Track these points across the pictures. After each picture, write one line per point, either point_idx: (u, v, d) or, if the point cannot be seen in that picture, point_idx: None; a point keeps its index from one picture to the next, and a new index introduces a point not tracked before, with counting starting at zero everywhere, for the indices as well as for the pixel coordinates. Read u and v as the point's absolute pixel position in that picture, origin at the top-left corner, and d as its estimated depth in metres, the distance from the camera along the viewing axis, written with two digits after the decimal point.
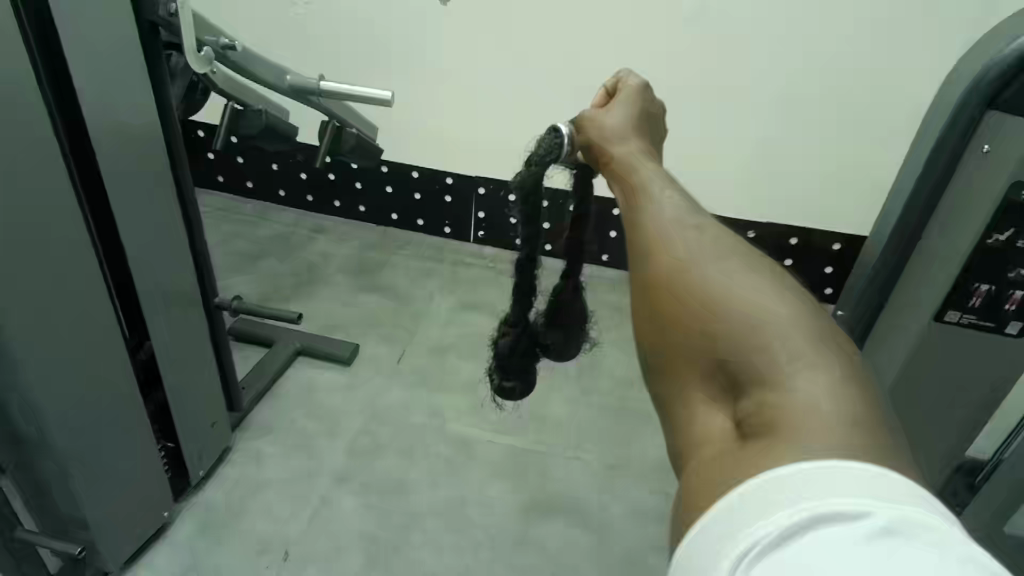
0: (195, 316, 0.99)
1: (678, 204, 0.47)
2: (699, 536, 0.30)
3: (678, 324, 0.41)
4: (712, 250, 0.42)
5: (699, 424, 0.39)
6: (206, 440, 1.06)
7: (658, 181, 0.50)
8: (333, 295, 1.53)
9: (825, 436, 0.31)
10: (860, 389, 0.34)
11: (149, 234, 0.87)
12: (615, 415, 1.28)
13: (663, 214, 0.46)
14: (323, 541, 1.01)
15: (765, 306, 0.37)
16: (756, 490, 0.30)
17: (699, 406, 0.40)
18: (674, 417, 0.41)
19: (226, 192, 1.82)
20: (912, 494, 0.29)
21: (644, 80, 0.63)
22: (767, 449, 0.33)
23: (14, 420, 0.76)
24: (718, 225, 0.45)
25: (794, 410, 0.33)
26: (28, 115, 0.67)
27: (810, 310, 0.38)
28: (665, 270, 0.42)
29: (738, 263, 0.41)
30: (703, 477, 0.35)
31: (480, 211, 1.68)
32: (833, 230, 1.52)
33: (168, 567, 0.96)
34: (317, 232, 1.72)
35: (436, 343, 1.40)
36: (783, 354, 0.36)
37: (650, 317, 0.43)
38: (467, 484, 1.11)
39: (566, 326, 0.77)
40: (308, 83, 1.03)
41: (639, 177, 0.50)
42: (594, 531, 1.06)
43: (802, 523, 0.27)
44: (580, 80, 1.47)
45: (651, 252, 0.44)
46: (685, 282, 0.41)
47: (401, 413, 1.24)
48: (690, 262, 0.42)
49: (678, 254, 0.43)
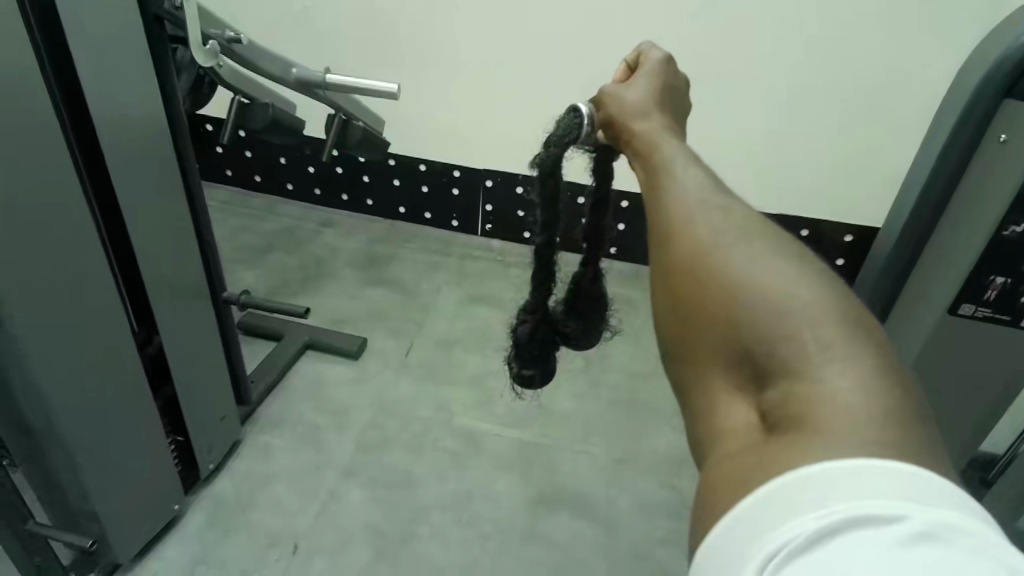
0: (201, 305, 0.98)
1: (701, 184, 0.46)
2: (721, 537, 0.30)
3: (700, 311, 0.40)
4: (737, 235, 0.41)
5: (722, 417, 0.38)
6: (215, 434, 1.06)
7: (681, 158, 0.48)
8: (340, 288, 1.53)
9: (854, 432, 0.31)
10: (891, 381, 0.33)
11: (154, 225, 0.87)
12: (624, 408, 1.27)
13: (686, 194, 0.45)
14: (330, 534, 1.02)
15: (793, 291, 0.36)
16: (781, 489, 0.30)
17: (722, 397, 0.39)
18: (695, 408, 0.41)
19: (235, 185, 1.82)
20: (946, 494, 0.28)
21: (666, 52, 0.60)
22: (792, 445, 0.32)
23: (23, 411, 0.76)
24: (743, 207, 0.43)
25: (822, 404, 0.33)
26: (32, 102, 0.67)
27: (841, 294, 0.37)
28: (688, 253, 0.42)
29: (764, 248, 0.40)
30: (724, 470, 0.34)
31: (488, 204, 1.67)
32: (845, 221, 1.50)
33: (177, 560, 0.97)
34: (325, 225, 1.72)
35: (444, 336, 1.40)
36: (812, 344, 0.35)
37: (670, 303, 0.42)
38: (475, 477, 1.11)
39: (585, 316, 0.74)
40: (314, 76, 1.02)
41: (661, 155, 0.49)
42: (602, 524, 1.05)
43: (833, 526, 0.27)
44: (584, 73, 1.46)
45: (673, 235, 0.43)
46: (709, 266, 0.40)
47: (409, 407, 1.24)
48: (714, 246, 0.41)
49: (701, 238, 0.42)
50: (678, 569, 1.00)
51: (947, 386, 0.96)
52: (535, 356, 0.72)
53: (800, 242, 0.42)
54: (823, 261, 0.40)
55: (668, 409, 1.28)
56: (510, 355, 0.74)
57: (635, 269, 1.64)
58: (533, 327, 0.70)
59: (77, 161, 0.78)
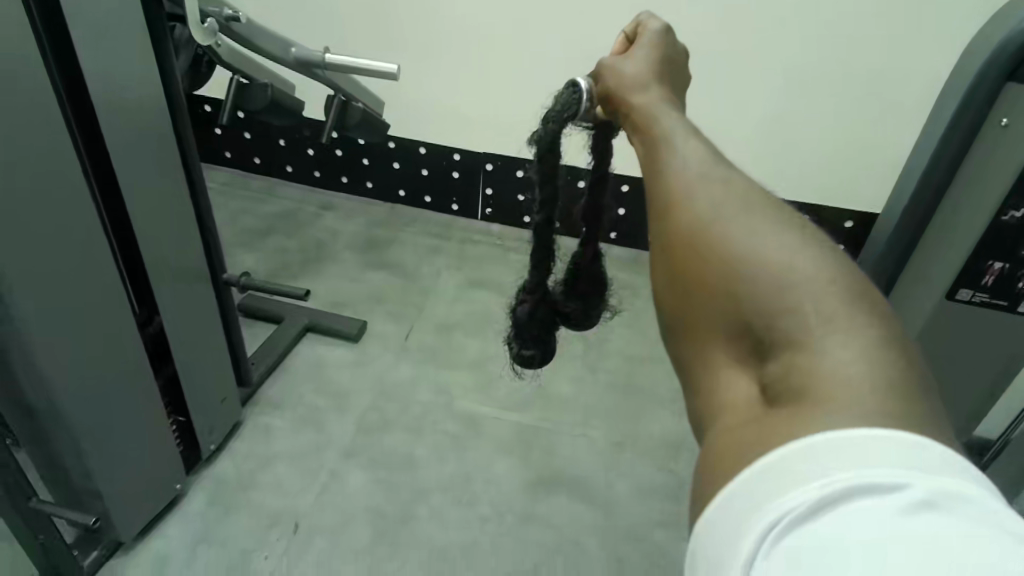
0: (201, 287, 0.98)
1: (702, 156, 0.45)
2: (721, 508, 0.31)
3: (701, 286, 0.40)
4: (737, 208, 0.41)
5: (723, 391, 0.39)
6: (216, 415, 1.07)
7: (681, 130, 0.48)
8: (340, 271, 1.53)
9: (858, 403, 0.31)
10: (893, 352, 0.34)
11: (154, 205, 0.87)
12: (622, 391, 1.28)
13: (685, 166, 0.45)
14: (331, 514, 1.03)
15: (795, 262, 0.37)
16: (780, 461, 0.30)
17: (722, 371, 0.39)
18: (696, 383, 0.41)
19: (234, 168, 1.81)
20: (949, 463, 0.29)
21: (665, 22, 0.60)
22: (794, 417, 0.33)
23: (25, 392, 0.77)
24: (743, 178, 0.43)
25: (825, 375, 0.33)
26: (32, 83, 0.67)
27: (841, 263, 0.37)
28: (687, 227, 0.42)
29: (765, 221, 0.40)
30: (725, 444, 0.35)
31: (488, 187, 1.67)
32: (846, 207, 1.50)
33: (180, 538, 0.98)
34: (325, 209, 1.72)
35: (443, 320, 1.41)
36: (813, 316, 0.35)
37: (671, 280, 0.42)
38: (474, 459, 1.13)
39: (586, 297, 0.75)
40: (313, 56, 1.01)
41: (661, 127, 0.49)
42: (599, 506, 1.07)
43: (836, 495, 0.27)
44: (585, 56, 1.44)
45: (672, 209, 0.43)
46: (709, 240, 0.40)
47: (408, 389, 1.25)
48: (714, 220, 0.41)
49: (700, 211, 0.42)
50: (675, 551, 1.01)
51: (943, 371, 0.97)
52: (535, 337, 0.72)
53: (800, 213, 0.42)
54: (825, 233, 0.40)
55: (666, 393, 1.29)
56: (509, 335, 0.75)
57: (635, 254, 1.64)
58: (532, 306, 0.71)
59: (76, 139, 0.78)
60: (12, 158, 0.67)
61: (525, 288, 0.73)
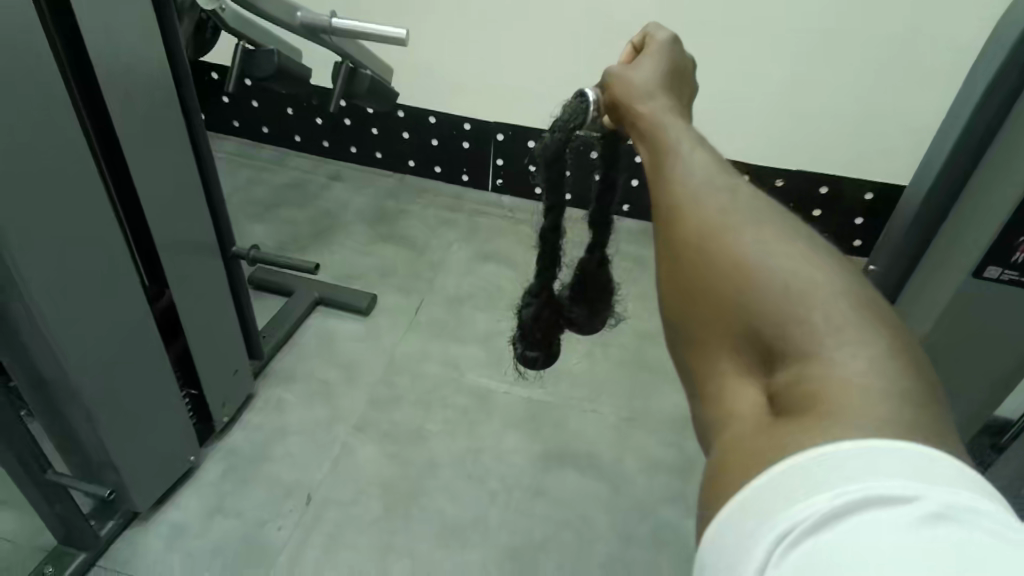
0: (210, 260, 0.97)
1: (709, 169, 0.44)
2: (731, 515, 0.30)
3: (713, 293, 0.38)
4: (747, 216, 0.39)
5: (730, 399, 0.37)
6: (228, 387, 1.07)
7: (687, 140, 0.46)
8: (350, 243, 1.52)
9: (869, 415, 0.30)
10: (905, 364, 0.33)
11: (162, 173, 0.85)
12: (633, 366, 1.28)
13: (690, 174, 0.44)
14: (345, 484, 1.04)
15: (803, 271, 0.36)
16: (793, 472, 0.29)
17: (731, 379, 0.38)
18: (704, 391, 0.40)
19: (242, 137, 1.79)
20: (966, 478, 0.28)
21: (672, 33, 0.58)
22: (804, 427, 0.31)
23: (38, 363, 0.77)
24: (751, 189, 0.42)
25: (836, 385, 0.32)
26: (29, 34, 0.64)
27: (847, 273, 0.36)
28: (692, 235, 0.40)
29: (775, 230, 0.38)
30: (734, 453, 0.34)
31: (499, 157, 1.64)
32: (864, 179, 1.46)
33: (195, 507, 1.00)
34: (334, 178, 1.70)
35: (454, 294, 1.40)
36: (824, 326, 0.34)
37: (682, 287, 0.41)
38: (485, 434, 1.13)
39: (592, 301, 0.73)
40: (319, 21, 0.98)
41: (666, 137, 0.47)
42: (609, 480, 1.07)
43: (849, 505, 0.26)
44: (600, 20, 1.39)
45: (681, 218, 0.41)
46: (719, 248, 0.39)
47: (419, 362, 1.25)
48: (723, 228, 0.39)
49: (710, 220, 0.40)
50: (686, 528, 1.01)
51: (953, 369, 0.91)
52: (540, 339, 0.72)
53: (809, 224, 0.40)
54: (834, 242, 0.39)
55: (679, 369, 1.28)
56: (515, 335, 0.75)
57: (645, 227, 1.62)
58: (539, 308, 0.70)
59: (78, 106, 0.76)
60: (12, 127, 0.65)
61: (531, 289, 0.72)
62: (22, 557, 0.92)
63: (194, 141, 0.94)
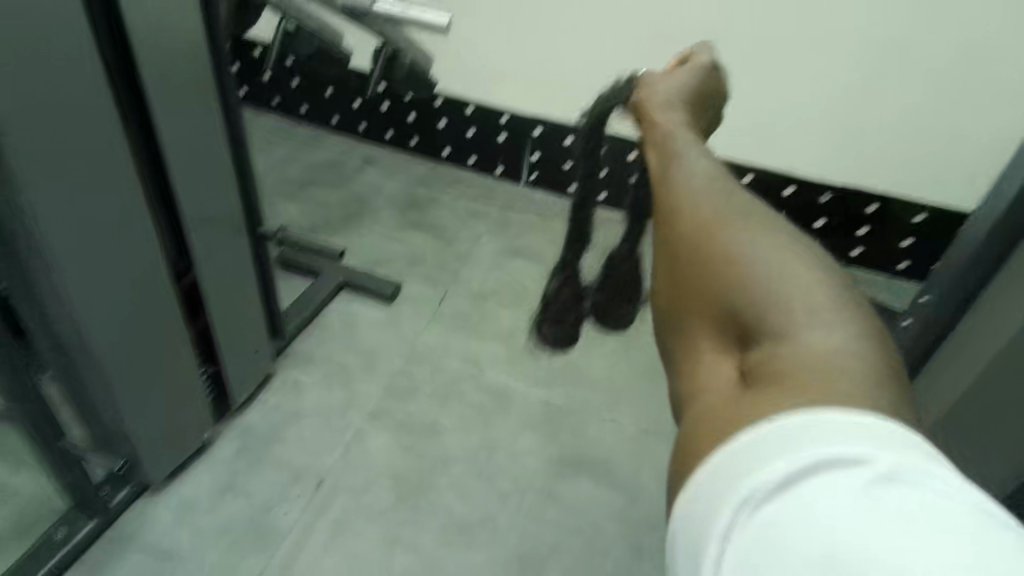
0: (236, 237, 0.97)
1: (705, 157, 0.44)
2: (703, 484, 0.30)
3: (695, 269, 0.38)
4: (734, 202, 0.40)
5: (703, 371, 0.37)
6: (247, 366, 1.07)
7: (684, 132, 0.47)
8: (379, 229, 1.51)
9: (835, 389, 0.31)
10: (868, 345, 0.34)
11: (193, 147, 0.85)
12: (657, 376, 1.24)
13: (691, 157, 0.44)
14: (355, 474, 1.03)
15: (785, 247, 0.37)
16: (761, 442, 0.29)
17: (705, 355, 0.37)
18: (676, 365, 0.39)
19: (281, 115, 1.80)
20: (919, 446, 0.29)
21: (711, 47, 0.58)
22: (772, 398, 0.32)
23: (58, 327, 0.77)
24: (739, 179, 0.42)
25: (806, 361, 0.33)
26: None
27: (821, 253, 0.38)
28: (687, 210, 0.40)
29: (759, 216, 0.39)
30: (703, 423, 0.34)
31: (535, 152, 1.61)
32: (916, 201, 1.40)
33: (206, 483, 1.00)
34: (368, 163, 1.69)
35: (479, 288, 1.38)
36: (797, 306, 0.34)
37: (666, 263, 0.40)
38: (500, 433, 1.11)
39: (620, 291, 0.67)
40: (360, 4, 0.96)
41: (664, 129, 0.47)
42: (623, 493, 1.04)
43: (805, 467, 0.28)
44: (649, 17, 1.36)
45: (671, 197, 0.42)
46: (705, 227, 0.39)
47: (439, 354, 1.23)
48: (711, 210, 0.39)
49: (699, 200, 0.40)
50: None
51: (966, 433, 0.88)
52: (556, 317, 0.66)
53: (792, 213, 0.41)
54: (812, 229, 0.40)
55: None
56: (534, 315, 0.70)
57: None
58: (559, 284, 0.66)
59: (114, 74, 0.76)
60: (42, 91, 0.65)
61: (557, 266, 0.68)
62: (37, 518, 0.93)
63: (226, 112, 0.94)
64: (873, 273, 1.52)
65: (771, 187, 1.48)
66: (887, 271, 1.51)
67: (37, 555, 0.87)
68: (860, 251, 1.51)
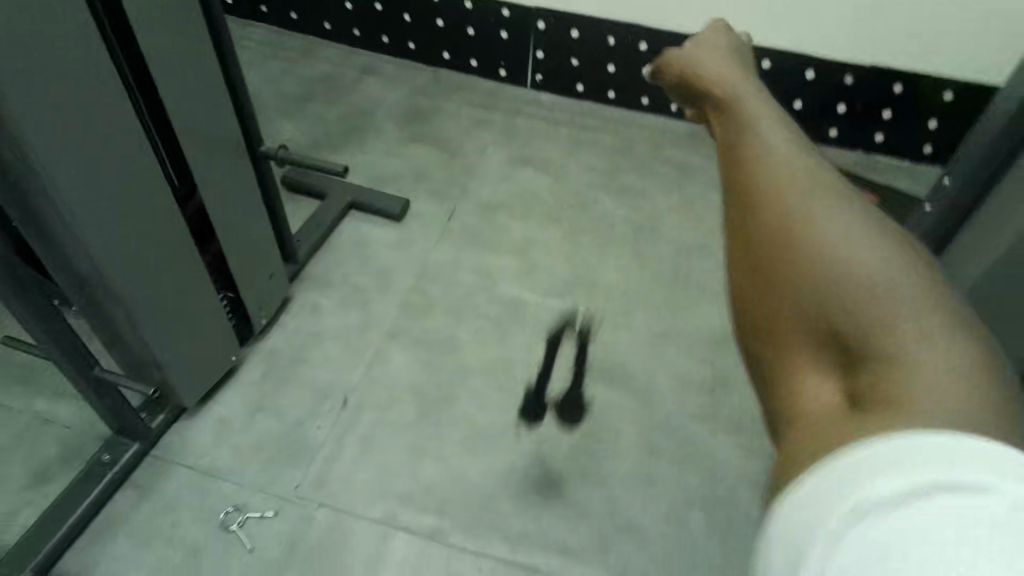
0: (238, 161, 0.95)
1: (791, 145, 0.42)
2: (813, 488, 0.30)
3: (795, 278, 0.37)
4: (830, 205, 0.38)
5: (801, 390, 0.36)
6: (264, 292, 1.09)
7: (763, 113, 0.44)
8: (382, 144, 1.47)
9: (953, 419, 0.30)
10: (983, 366, 0.33)
11: (182, 69, 0.82)
12: (670, 281, 1.24)
13: (767, 137, 0.42)
14: (379, 389, 1.07)
15: (886, 260, 0.36)
16: (875, 460, 0.29)
17: (800, 370, 0.37)
18: (770, 379, 0.39)
19: (270, 24, 1.70)
20: None
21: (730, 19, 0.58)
22: (886, 420, 0.31)
23: (78, 267, 0.78)
24: (832, 178, 0.41)
25: (919, 386, 0.32)
26: None
27: (905, 242, 0.38)
28: (770, 199, 0.39)
29: (857, 221, 0.38)
30: (807, 447, 0.33)
31: (539, 50, 1.52)
32: (946, 75, 1.33)
33: (238, 404, 1.05)
34: (365, 72, 1.62)
35: (488, 200, 1.36)
36: (908, 328, 0.34)
37: (753, 268, 0.39)
38: (517, 345, 1.13)
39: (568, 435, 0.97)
40: None
41: (739, 107, 0.45)
42: (637, 396, 1.08)
43: (923, 483, 0.27)
44: None
45: (760, 198, 0.40)
46: (800, 236, 0.38)
47: (452, 270, 1.24)
48: (809, 215, 0.38)
49: (796, 204, 0.39)
50: (711, 444, 1.03)
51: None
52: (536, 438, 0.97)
53: (886, 214, 0.40)
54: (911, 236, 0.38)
55: (717, 285, 1.24)
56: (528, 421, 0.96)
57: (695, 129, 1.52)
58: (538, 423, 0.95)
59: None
60: (16, 16, 0.61)
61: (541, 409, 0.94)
62: (84, 445, 0.99)
63: (211, 25, 0.89)
64: (897, 160, 1.47)
65: (791, 73, 1.41)
66: (910, 157, 1.46)
67: (88, 477, 0.93)
68: (884, 137, 1.45)
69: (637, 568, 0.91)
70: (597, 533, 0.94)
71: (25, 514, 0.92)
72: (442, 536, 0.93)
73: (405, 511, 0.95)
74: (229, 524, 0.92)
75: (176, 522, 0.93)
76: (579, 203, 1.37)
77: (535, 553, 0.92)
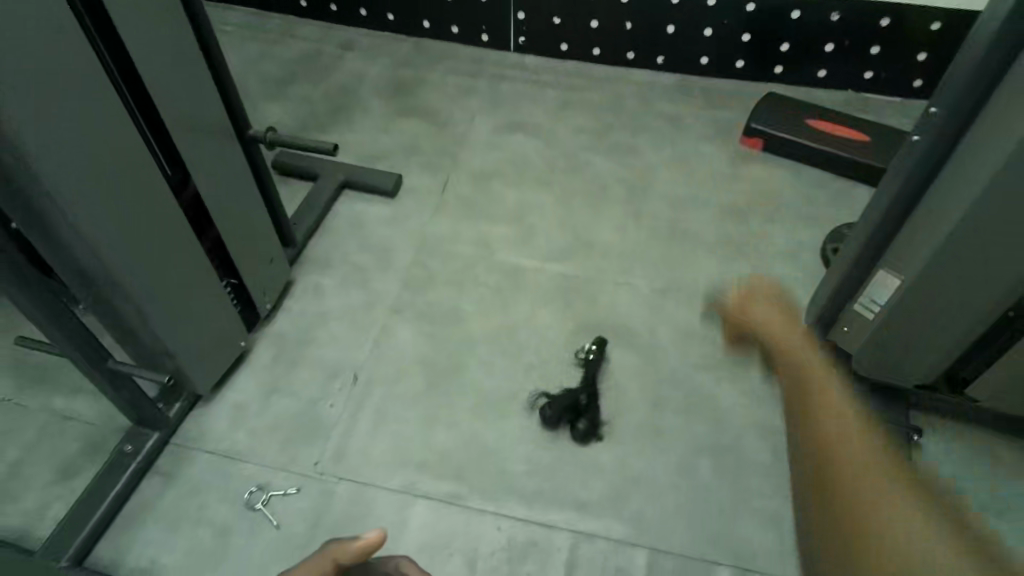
0: (227, 147, 0.95)
1: (847, 414, 0.64)
2: None
3: (834, 494, 0.57)
4: (869, 454, 0.59)
5: (871, 540, 0.52)
6: (266, 276, 1.10)
7: (825, 375, 0.69)
8: (370, 120, 1.46)
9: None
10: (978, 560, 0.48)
11: (166, 59, 0.81)
12: (667, 236, 1.25)
13: (844, 415, 0.63)
14: (388, 363, 1.09)
15: (887, 488, 0.55)
16: None
17: (864, 539, 0.53)
18: (841, 537, 0.55)
19: (245, 6, 1.67)
20: None
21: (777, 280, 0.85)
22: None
23: (83, 266, 0.79)
24: (874, 435, 0.61)
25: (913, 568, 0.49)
26: None
27: (938, 482, 0.58)
28: (837, 448, 0.60)
29: (880, 469, 0.57)
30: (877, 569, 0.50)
31: (520, 11, 1.50)
32: (933, 6, 1.31)
33: (252, 388, 1.07)
34: (346, 48, 1.60)
35: (480, 169, 1.36)
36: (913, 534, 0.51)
37: (816, 497, 0.59)
38: (519, 310, 1.15)
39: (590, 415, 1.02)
40: None
41: (810, 372, 0.70)
42: (641, 352, 1.10)
43: None
44: None
45: (816, 451, 0.61)
46: (842, 473, 0.58)
47: (450, 242, 1.25)
48: (842, 458, 0.59)
49: (845, 453, 0.59)
50: (716, 394, 1.06)
51: (947, 288, 0.80)
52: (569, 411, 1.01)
53: (910, 462, 0.59)
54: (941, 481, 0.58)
55: (713, 237, 1.25)
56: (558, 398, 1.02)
57: (682, 81, 1.51)
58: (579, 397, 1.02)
59: None
60: (1, 16, 0.61)
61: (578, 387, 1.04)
62: (105, 437, 1.02)
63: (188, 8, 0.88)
64: (887, 96, 1.46)
65: (777, 17, 1.39)
66: (900, 92, 1.45)
67: (113, 469, 0.96)
68: (873, 74, 1.44)
69: (651, 518, 0.94)
70: (610, 487, 0.97)
71: (56, 507, 0.95)
72: (461, 500, 0.96)
73: (424, 479, 0.98)
74: (254, 502, 0.96)
75: (202, 504, 0.96)
76: (571, 166, 1.37)
77: (552, 511, 0.95)
